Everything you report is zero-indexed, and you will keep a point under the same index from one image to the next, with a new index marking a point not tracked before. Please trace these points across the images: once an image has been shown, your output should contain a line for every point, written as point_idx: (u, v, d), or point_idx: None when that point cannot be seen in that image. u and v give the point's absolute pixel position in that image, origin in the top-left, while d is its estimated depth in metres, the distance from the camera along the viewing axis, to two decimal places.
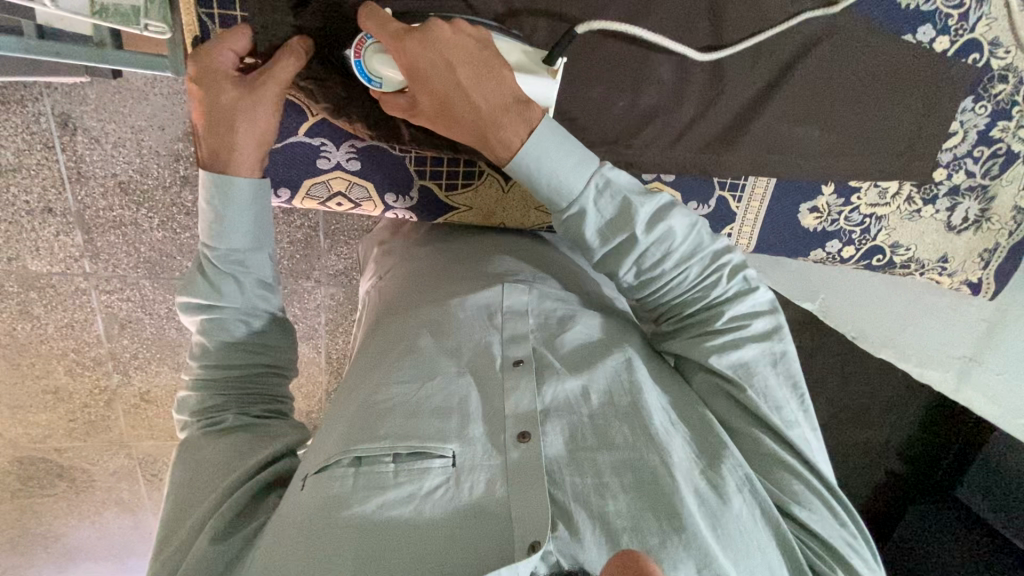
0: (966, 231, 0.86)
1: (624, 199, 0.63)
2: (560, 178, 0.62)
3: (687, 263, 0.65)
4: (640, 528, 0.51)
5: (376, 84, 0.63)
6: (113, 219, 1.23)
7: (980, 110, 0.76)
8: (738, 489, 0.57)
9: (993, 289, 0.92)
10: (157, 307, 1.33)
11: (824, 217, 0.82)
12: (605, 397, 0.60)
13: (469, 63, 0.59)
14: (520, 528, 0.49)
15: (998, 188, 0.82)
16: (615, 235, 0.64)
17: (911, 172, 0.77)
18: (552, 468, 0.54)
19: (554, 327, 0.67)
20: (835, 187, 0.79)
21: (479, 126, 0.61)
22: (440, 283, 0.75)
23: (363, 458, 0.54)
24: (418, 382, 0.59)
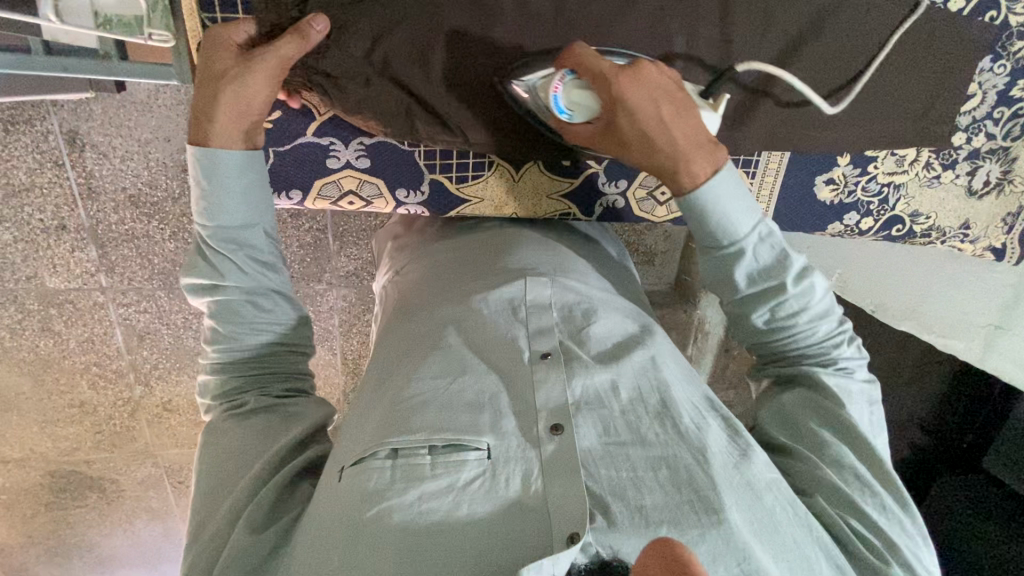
0: (988, 195, 0.83)
1: (783, 252, 0.64)
2: (727, 217, 0.63)
3: (821, 321, 0.66)
4: (679, 521, 0.50)
5: (567, 115, 0.66)
6: (126, 232, 1.24)
7: (998, 70, 0.74)
8: (770, 487, 0.55)
9: (1017, 254, 0.89)
10: (173, 318, 1.34)
11: (840, 188, 0.80)
12: (635, 392, 0.60)
13: (672, 102, 0.62)
14: (559, 520, 0.49)
15: (1020, 149, 0.80)
16: (765, 281, 0.65)
17: (929, 139, 0.76)
18: (587, 461, 0.53)
19: (578, 319, 0.67)
20: (851, 157, 0.78)
21: (667, 160, 0.63)
22: (461, 275, 0.74)
23: (399, 449, 0.53)
24: (449, 377, 0.60)
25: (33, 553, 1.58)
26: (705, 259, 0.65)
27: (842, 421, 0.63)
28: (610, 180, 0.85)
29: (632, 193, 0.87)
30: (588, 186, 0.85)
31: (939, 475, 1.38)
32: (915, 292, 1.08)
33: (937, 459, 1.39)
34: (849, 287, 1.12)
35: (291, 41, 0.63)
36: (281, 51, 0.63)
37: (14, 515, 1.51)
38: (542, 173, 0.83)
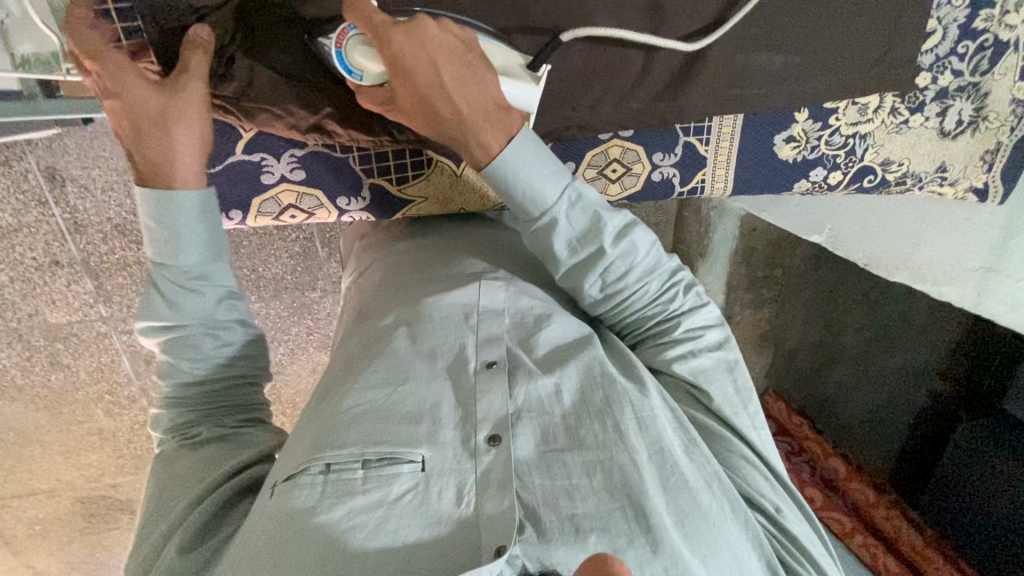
0: (962, 135, 0.80)
1: (595, 216, 0.65)
2: (534, 186, 0.62)
3: (649, 277, 0.68)
4: (608, 529, 0.52)
5: (356, 77, 0.61)
6: (117, 261, 1.25)
7: (959, 2, 0.70)
8: (707, 486, 0.57)
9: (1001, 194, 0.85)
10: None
11: (802, 144, 0.77)
12: (577, 395, 0.60)
13: (460, 66, 0.58)
14: (489, 533, 0.50)
15: (991, 83, 0.76)
16: (585, 248, 0.65)
17: (890, 84, 0.72)
18: (521, 471, 0.54)
19: (529, 326, 0.68)
20: (810, 112, 0.75)
21: (459, 130, 0.60)
22: (411, 283, 0.75)
23: (332, 465, 0.53)
24: (390, 387, 0.60)
25: None
26: (527, 234, 0.66)
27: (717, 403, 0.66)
28: None
29: None
30: None
31: (959, 421, 1.32)
32: (906, 242, 1.03)
33: (958, 404, 1.32)
34: (843, 242, 1.10)
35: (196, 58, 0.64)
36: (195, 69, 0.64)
37: (53, 541, 1.57)
38: (484, 165, 0.81)
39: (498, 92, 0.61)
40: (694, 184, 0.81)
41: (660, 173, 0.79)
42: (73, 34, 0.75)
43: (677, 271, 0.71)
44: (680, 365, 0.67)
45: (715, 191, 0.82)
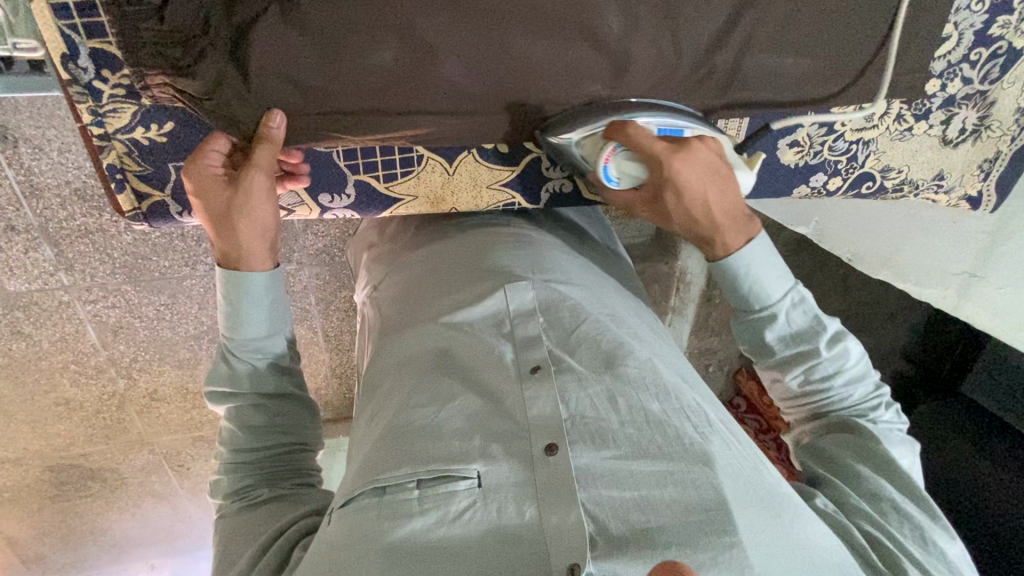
0: (963, 144, 0.79)
1: (816, 318, 0.71)
2: (761, 282, 0.69)
3: (855, 386, 0.72)
4: (688, 543, 0.51)
5: (615, 181, 0.67)
6: (78, 228, 1.16)
7: (977, 7, 0.67)
8: (783, 499, 0.58)
9: (994, 203, 0.86)
10: (144, 311, 1.29)
11: (805, 150, 0.76)
12: (634, 402, 0.62)
13: (716, 180, 0.65)
14: (557, 550, 0.51)
15: (998, 92, 0.74)
16: (798, 344, 0.71)
17: (900, 92, 0.70)
18: (583, 481, 0.55)
19: (566, 321, 0.71)
20: (816, 116, 0.73)
21: (711, 229, 0.67)
22: (445, 288, 0.78)
23: (387, 487, 0.58)
24: (438, 405, 0.64)
25: (49, 539, 1.66)
26: (741, 323, 0.72)
27: (875, 454, 0.67)
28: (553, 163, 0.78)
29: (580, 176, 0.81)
30: (531, 172, 0.79)
31: (919, 402, 1.40)
32: (889, 238, 1.04)
33: (918, 388, 1.42)
34: (828, 237, 1.11)
35: (262, 151, 0.63)
36: (259, 163, 0.64)
37: (22, 508, 1.56)
38: (477, 163, 0.76)
39: (734, 194, 0.67)
40: None
41: None
42: (18, 8, 0.73)
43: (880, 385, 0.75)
44: (863, 434, 0.70)
45: None
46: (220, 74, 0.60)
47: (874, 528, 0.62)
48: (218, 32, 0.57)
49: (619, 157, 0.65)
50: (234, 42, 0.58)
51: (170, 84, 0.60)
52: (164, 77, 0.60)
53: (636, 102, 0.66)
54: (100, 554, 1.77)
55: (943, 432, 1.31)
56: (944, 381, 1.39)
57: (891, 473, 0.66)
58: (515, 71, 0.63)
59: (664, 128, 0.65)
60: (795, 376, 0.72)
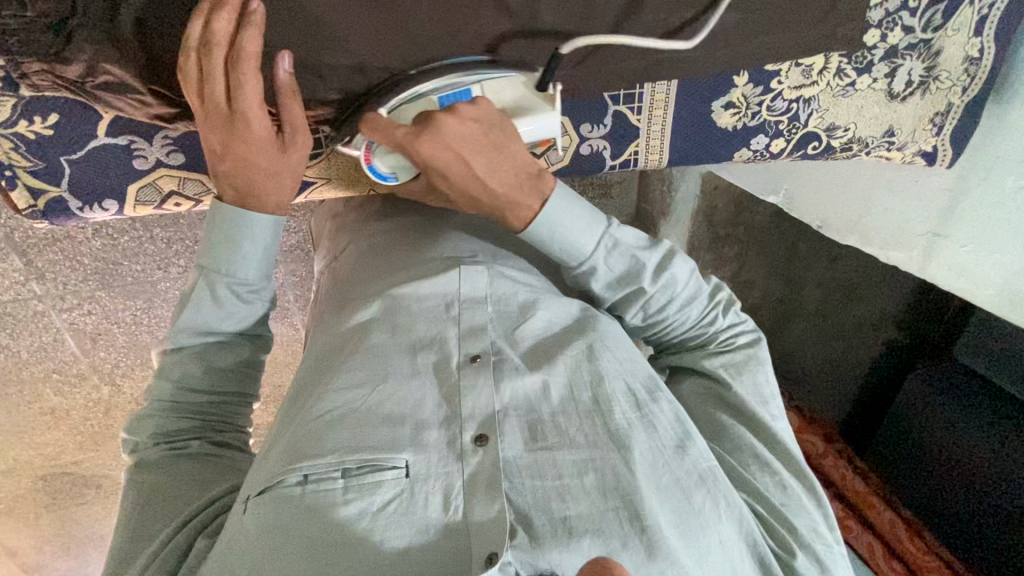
0: (912, 97, 0.76)
1: (633, 258, 0.69)
2: (572, 246, 0.66)
3: (689, 309, 0.71)
4: (602, 530, 0.53)
5: (392, 178, 0.65)
6: (45, 236, 1.14)
7: None
8: (700, 482, 0.58)
9: (950, 156, 0.83)
10: (121, 316, 1.28)
11: (742, 111, 0.73)
12: (565, 392, 0.61)
13: (480, 152, 0.60)
14: (478, 541, 0.51)
15: (943, 40, 0.71)
16: (625, 287, 0.70)
17: (837, 44, 0.66)
18: (508, 471, 0.55)
19: (514, 315, 0.68)
20: (749, 75, 0.70)
21: (497, 204, 0.63)
22: (384, 270, 0.74)
23: (309, 475, 0.54)
24: (370, 387, 0.60)
25: (51, 546, 1.68)
26: (569, 276, 0.70)
27: (755, 418, 0.67)
28: None
29: None
30: None
31: (913, 368, 1.37)
32: (853, 200, 1.01)
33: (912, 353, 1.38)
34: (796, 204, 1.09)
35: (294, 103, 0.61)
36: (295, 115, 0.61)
37: (20, 517, 1.57)
38: None
39: (525, 155, 0.62)
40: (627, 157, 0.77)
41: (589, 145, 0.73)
42: None
43: (716, 294, 0.74)
44: (716, 377, 0.70)
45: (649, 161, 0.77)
46: (94, 62, 0.57)
47: (766, 503, 0.64)
48: (90, 14, 0.55)
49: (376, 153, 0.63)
50: (107, 22, 0.56)
51: (50, 71, 0.58)
52: (42, 65, 0.57)
53: (451, 63, 0.61)
54: (102, 560, 1.79)
55: (926, 399, 1.30)
56: (938, 346, 1.33)
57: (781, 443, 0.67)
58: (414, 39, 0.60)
59: (444, 94, 0.61)
60: (637, 313, 0.71)
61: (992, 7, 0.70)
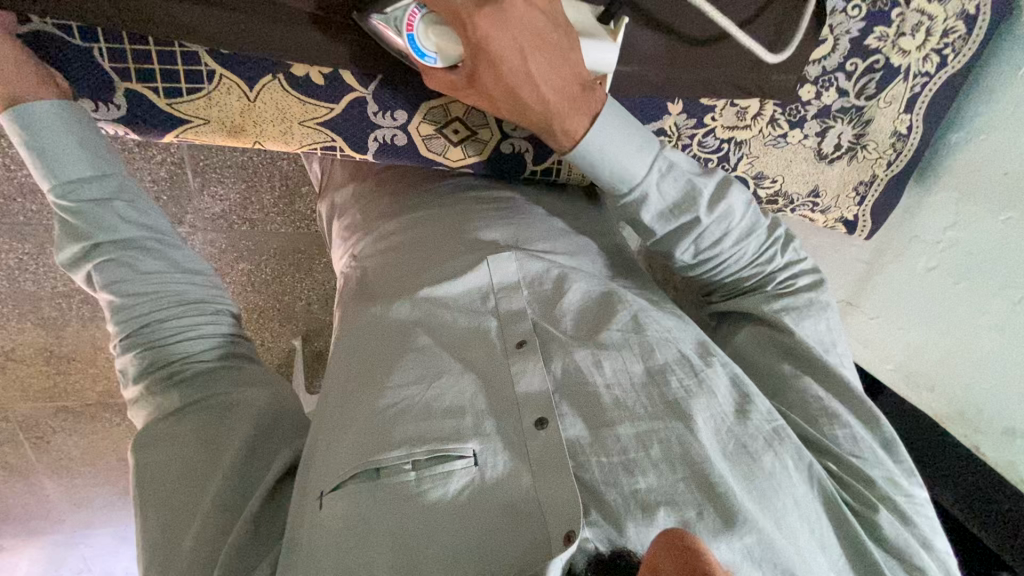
0: (839, 161, 0.77)
1: (689, 182, 0.61)
2: (622, 162, 0.58)
3: (745, 242, 0.64)
4: (676, 501, 0.44)
5: (430, 60, 0.50)
6: None
7: (853, 12, 0.65)
8: (767, 446, 0.49)
9: (869, 228, 0.84)
10: (4, 259, 1.05)
11: (672, 140, 0.70)
12: (620, 366, 0.51)
13: (540, 48, 0.51)
14: (554, 520, 0.43)
15: (874, 110, 0.73)
16: (677, 217, 0.61)
17: (768, 91, 0.66)
18: (574, 452, 0.46)
19: (550, 292, 0.58)
20: (684, 105, 0.67)
21: (542, 116, 0.54)
22: (423, 262, 0.62)
23: (382, 468, 0.46)
24: (426, 382, 0.50)
25: None
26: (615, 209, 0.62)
27: (790, 346, 0.61)
28: (385, 108, 0.59)
29: (415, 128, 0.61)
30: (358, 114, 0.59)
31: None
32: None
33: None
34: None
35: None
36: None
37: None
38: (286, 92, 0.56)
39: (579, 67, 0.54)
40: (548, 166, 0.69)
41: (508, 145, 0.65)
42: None
43: (772, 230, 0.66)
44: (776, 323, 0.62)
45: (571, 173, 0.70)
46: None
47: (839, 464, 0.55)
48: None
49: (426, 23, 0.48)
50: None
51: None
52: None
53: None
54: None
55: None
56: None
57: (818, 375, 0.60)
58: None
59: None
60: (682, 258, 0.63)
61: (924, 86, 0.72)
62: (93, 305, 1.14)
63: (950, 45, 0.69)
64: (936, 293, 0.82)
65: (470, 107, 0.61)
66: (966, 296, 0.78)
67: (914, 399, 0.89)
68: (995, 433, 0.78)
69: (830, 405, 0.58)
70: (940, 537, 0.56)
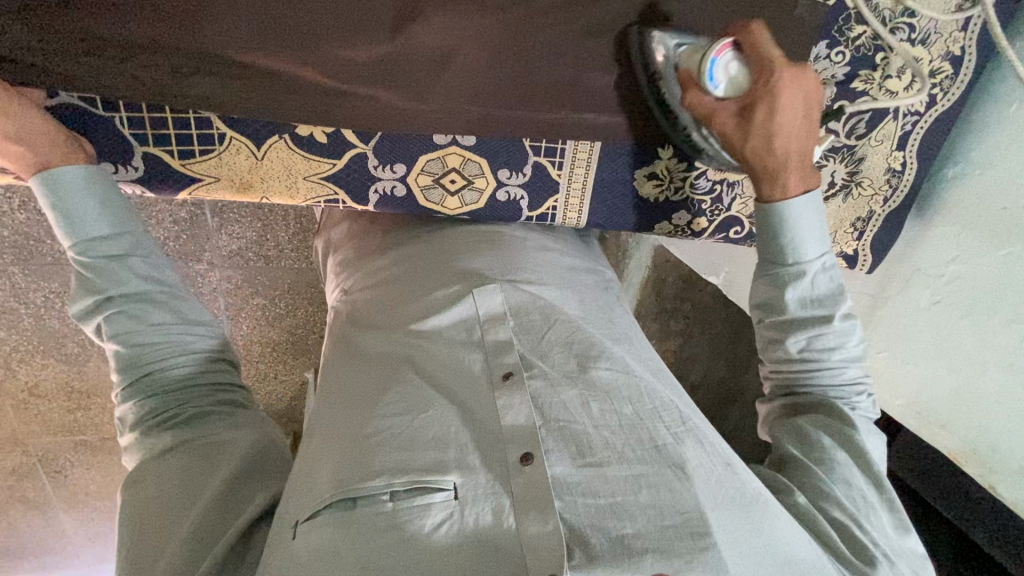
0: (834, 197, 0.79)
1: (839, 287, 0.62)
2: (802, 238, 0.60)
3: (851, 366, 0.63)
4: (665, 548, 0.43)
5: (715, 85, 0.55)
6: None
7: (838, 58, 0.68)
8: (754, 500, 0.48)
9: (870, 262, 0.85)
10: (32, 297, 1.10)
11: (664, 184, 0.70)
12: (608, 406, 0.52)
13: (810, 110, 0.57)
14: (534, 560, 0.43)
15: (866, 148, 0.75)
16: (814, 309, 0.62)
17: None
18: (560, 489, 0.46)
19: (538, 326, 0.59)
20: (674, 150, 0.67)
21: (775, 162, 0.58)
22: (409, 297, 0.64)
23: (358, 497, 0.47)
24: (412, 413, 0.52)
25: None
26: (763, 274, 0.63)
27: (852, 441, 0.59)
28: (385, 162, 0.63)
29: (413, 179, 0.64)
30: (359, 168, 0.62)
31: None
32: None
33: None
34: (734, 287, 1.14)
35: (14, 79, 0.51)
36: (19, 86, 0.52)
37: None
38: (291, 151, 0.60)
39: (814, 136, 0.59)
40: (544, 212, 0.70)
41: (503, 193, 0.67)
42: None
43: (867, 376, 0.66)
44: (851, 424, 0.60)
45: (567, 220, 0.71)
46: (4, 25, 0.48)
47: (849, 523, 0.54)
48: None
49: (734, 54, 0.55)
50: None
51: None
52: None
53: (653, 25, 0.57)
54: None
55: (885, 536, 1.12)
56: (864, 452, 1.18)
57: (865, 468, 0.58)
58: (314, 44, 0.52)
59: None
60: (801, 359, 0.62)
61: (915, 124, 0.73)
62: None
63: (938, 86, 0.71)
64: (942, 328, 0.81)
65: (466, 158, 0.64)
66: (972, 333, 0.77)
67: (925, 437, 0.87)
68: (1010, 476, 0.76)
69: (869, 496, 0.57)
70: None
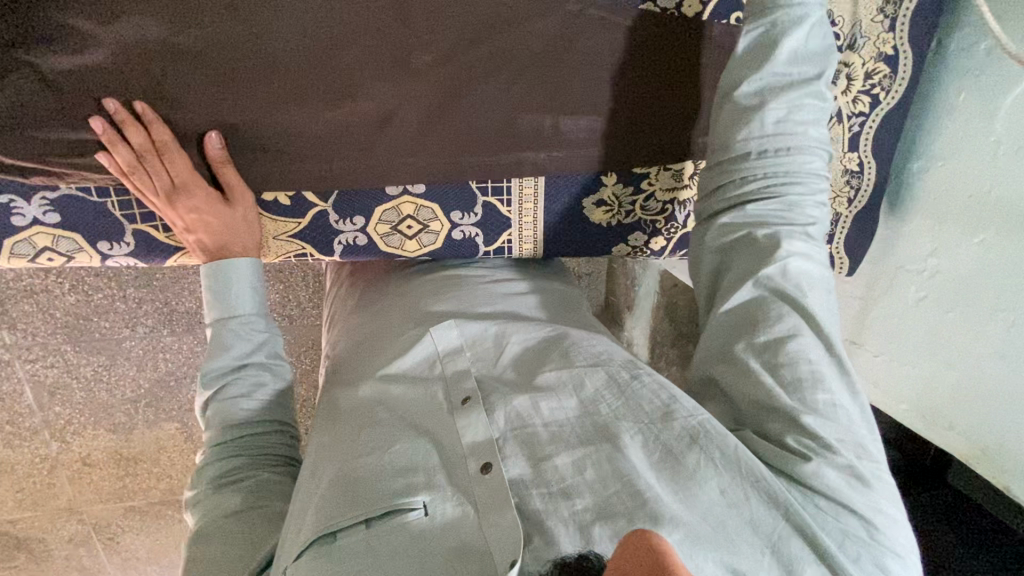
0: None
1: (826, 57, 0.60)
2: None
3: (814, 161, 0.59)
4: (608, 512, 0.46)
5: None
6: (25, 288, 1.10)
7: None
8: (692, 444, 0.49)
9: (848, 266, 0.85)
10: (82, 371, 1.19)
11: (614, 209, 0.73)
12: (557, 406, 0.54)
13: None
14: (500, 550, 0.45)
15: None
16: (797, 70, 0.59)
17: (696, 153, 0.70)
18: (516, 488, 0.49)
19: (491, 351, 0.63)
20: (618, 176, 0.71)
21: None
22: (380, 343, 0.69)
23: (338, 532, 0.49)
24: (383, 449, 0.55)
25: None
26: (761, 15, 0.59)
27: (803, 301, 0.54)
28: (345, 216, 0.69)
29: (373, 229, 0.70)
30: (321, 224, 0.69)
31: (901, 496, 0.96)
32: None
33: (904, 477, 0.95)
34: None
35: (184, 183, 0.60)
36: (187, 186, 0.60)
37: None
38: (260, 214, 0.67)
39: None
40: (501, 246, 0.75)
41: (459, 232, 0.72)
42: None
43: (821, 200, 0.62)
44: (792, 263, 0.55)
45: (523, 251, 0.76)
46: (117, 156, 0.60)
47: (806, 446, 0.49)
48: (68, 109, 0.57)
49: None
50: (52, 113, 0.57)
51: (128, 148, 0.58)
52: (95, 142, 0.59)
53: None
54: None
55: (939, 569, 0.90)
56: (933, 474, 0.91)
57: (813, 327, 0.53)
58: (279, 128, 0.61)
59: None
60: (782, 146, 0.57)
61: (862, 125, 0.75)
62: (154, 407, 1.26)
63: (877, 86, 0.73)
64: (930, 325, 0.78)
65: (420, 205, 0.69)
66: (961, 326, 0.75)
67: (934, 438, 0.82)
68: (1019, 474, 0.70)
69: (815, 369, 0.51)
70: (902, 504, 0.49)
